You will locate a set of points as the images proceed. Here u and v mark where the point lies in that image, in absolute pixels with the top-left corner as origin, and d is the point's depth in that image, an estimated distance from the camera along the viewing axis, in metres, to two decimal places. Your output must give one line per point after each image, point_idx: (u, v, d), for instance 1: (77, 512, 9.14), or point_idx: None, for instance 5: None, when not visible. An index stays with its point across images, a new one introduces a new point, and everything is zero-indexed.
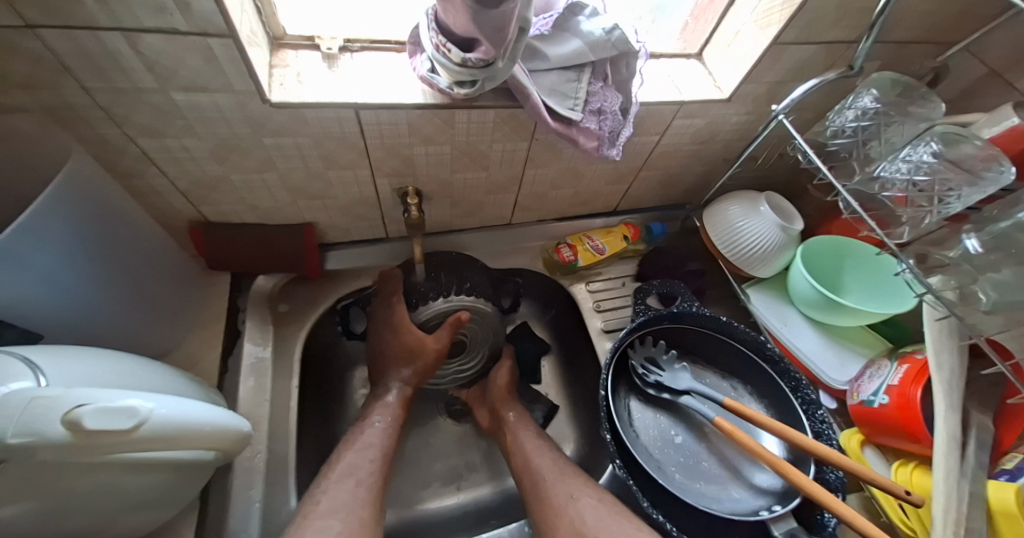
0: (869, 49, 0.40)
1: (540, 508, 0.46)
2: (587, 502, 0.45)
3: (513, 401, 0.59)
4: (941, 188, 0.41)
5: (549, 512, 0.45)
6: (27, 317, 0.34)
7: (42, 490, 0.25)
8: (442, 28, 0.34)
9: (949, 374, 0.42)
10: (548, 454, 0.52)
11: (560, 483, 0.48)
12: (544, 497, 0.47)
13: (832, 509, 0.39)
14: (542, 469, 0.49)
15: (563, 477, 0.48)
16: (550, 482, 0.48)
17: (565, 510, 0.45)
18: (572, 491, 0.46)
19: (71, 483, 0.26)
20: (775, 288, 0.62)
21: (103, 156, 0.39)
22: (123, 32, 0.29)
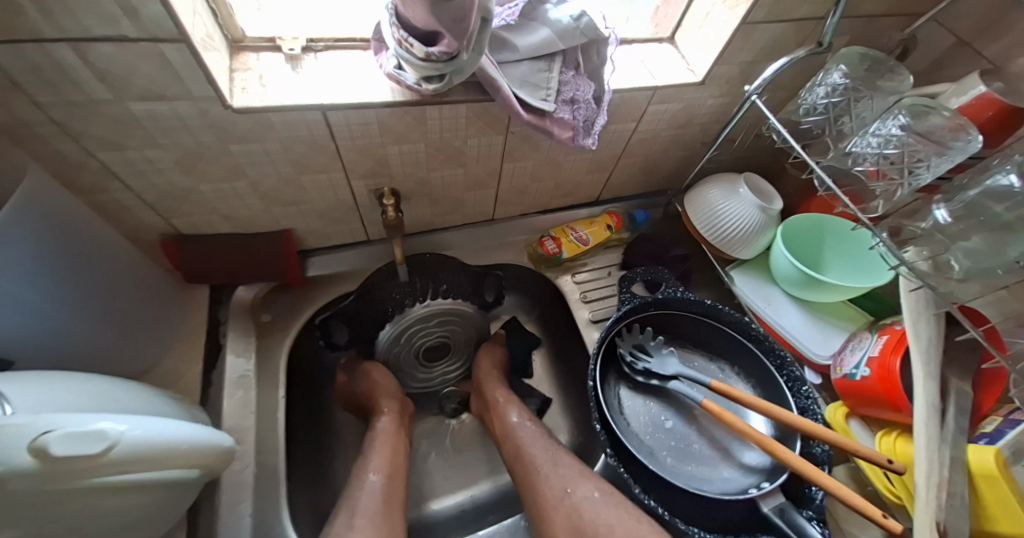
0: (836, 24, 0.40)
1: (537, 501, 0.46)
2: (582, 492, 0.45)
3: (501, 387, 0.60)
4: (910, 159, 0.41)
5: (547, 504, 0.45)
6: None
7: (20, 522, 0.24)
8: (403, 22, 0.34)
9: (926, 342, 0.43)
10: (546, 443, 0.52)
11: (556, 472, 0.48)
12: (541, 490, 0.47)
13: (819, 482, 0.40)
14: (539, 461, 0.49)
15: (558, 468, 0.48)
16: (543, 474, 0.48)
17: (561, 499, 0.45)
18: (566, 481, 0.46)
19: (49, 511, 0.25)
20: (758, 269, 0.63)
21: (62, 173, 0.37)
22: (71, 43, 0.28)
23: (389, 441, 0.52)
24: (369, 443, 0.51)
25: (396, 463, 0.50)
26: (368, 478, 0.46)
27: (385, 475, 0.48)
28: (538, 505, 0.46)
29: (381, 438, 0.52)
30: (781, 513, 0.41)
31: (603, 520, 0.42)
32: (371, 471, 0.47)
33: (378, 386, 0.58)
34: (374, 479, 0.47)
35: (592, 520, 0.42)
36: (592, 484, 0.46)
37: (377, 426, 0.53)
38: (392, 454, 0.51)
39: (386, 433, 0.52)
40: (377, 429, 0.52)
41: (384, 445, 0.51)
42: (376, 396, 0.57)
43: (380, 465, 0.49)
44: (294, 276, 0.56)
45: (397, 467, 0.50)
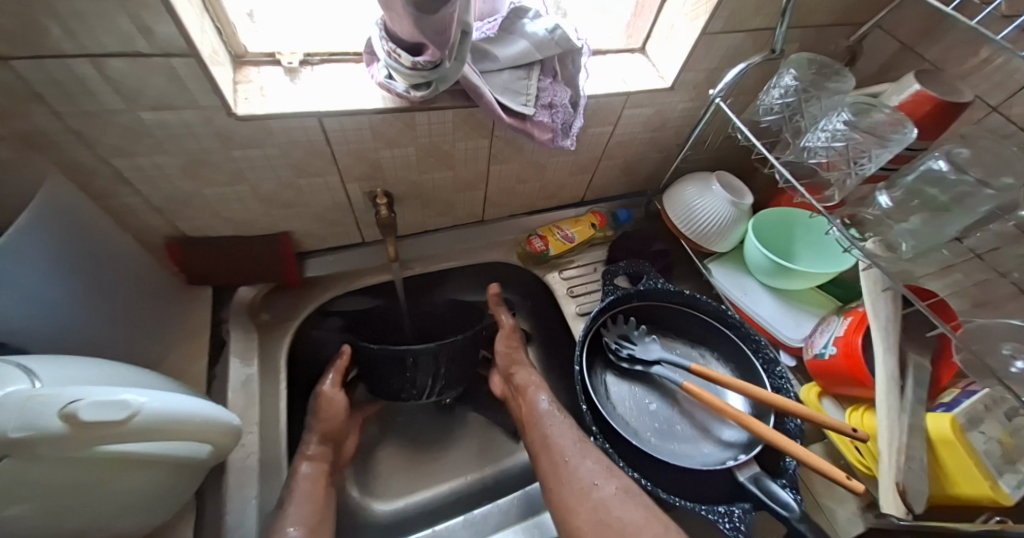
0: (785, 32, 0.45)
1: (562, 491, 0.47)
2: (609, 488, 0.44)
3: (533, 373, 0.61)
4: (856, 151, 0.44)
5: (577, 494, 0.45)
6: (9, 334, 0.35)
7: (39, 496, 0.26)
8: (391, 36, 0.37)
9: (885, 319, 0.47)
10: (575, 435, 0.52)
11: (584, 462, 0.48)
12: (570, 477, 0.47)
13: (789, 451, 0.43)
14: (569, 448, 0.50)
15: (586, 461, 0.48)
16: (568, 465, 0.48)
17: (593, 484, 0.45)
18: (598, 469, 0.47)
19: (69, 480, 0.28)
20: (734, 260, 0.67)
21: (77, 179, 0.40)
22: (90, 58, 0.31)
23: (313, 490, 0.47)
24: (289, 490, 0.46)
25: (319, 516, 0.46)
26: (286, 532, 0.42)
27: (307, 529, 0.44)
28: (571, 493, 0.46)
29: (302, 488, 0.47)
30: (756, 481, 0.44)
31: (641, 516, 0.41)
32: (290, 524, 0.43)
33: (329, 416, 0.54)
34: (293, 534, 0.42)
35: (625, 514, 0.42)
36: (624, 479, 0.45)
37: (298, 473, 0.48)
38: (315, 505, 0.46)
39: (308, 480, 0.48)
40: (298, 476, 0.47)
41: (307, 494, 0.47)
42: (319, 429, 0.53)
43: (301, 517, 0.44)
44: (292, 277, 0.58)
45: (319, 522, 0.46)
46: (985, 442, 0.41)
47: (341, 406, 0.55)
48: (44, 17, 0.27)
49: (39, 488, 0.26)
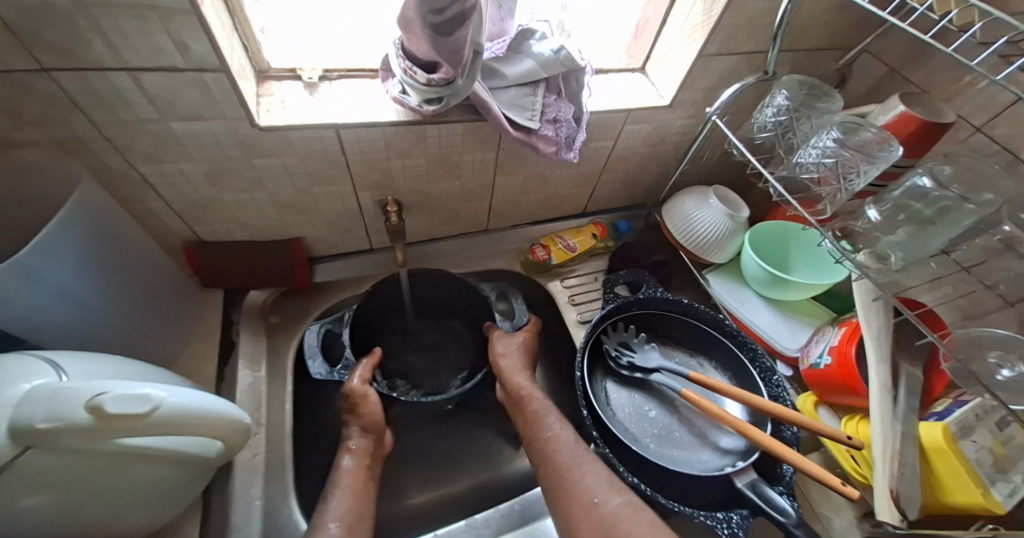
0: (777, 55, 0.48)
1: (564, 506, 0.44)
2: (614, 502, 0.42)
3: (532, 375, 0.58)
4: (845, 168, 0.46)
5: (585, 512, 0.42)
6: (34, 329, 0.36)
7: (61, 484, 0.27)
8: (408, 55, 0.40)
9: (877, 329, 0.48)
10: (578, 446, 0.49)
11: (594, 472, 0.45)
12: (576, 491, 0.44)
13: (785, 458, 0.44)
14: (578, 461, 0.47)
15: (588, 474, 0.45)
16: (575, 472, 0.46)
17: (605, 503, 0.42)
18: (610, 486, 0.44)
19: (89, 471, 0.29)
20: (731, 271, 0.68)
21: (107, 184, 0.42)
22: (129, 71, 0.33)
23: (353, 484, 0.47)
24: (333, 485, 0.46)
25: (361, 508, 0.45)
26: (327, 525, 0.41)
27: (347, 524, 0.42)
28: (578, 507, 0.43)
29: (344, 481, 0.46)
30: (753, 487, 0.44)
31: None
32: (330, 519, 0.42)
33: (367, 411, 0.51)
34: (333, 530, 0.41)
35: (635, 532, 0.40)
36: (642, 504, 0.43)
37: (341, 465, 0.48)
38: (356, 499, 0.45)
39: (351, 474, 0.47)
40: (338, 469, 0.47)
41: (348, 488, 0.46)
42: (357, 422, 0.51)
43: (342, 512, 0.43)
44: (303, 281, 0.60)
45: (362, 515, 0.44)
46: (976, 451, 0.43)
47: (373, 402, 0.52)
48: (88, 30, 0.29)
49: (60, 476, 0.27)
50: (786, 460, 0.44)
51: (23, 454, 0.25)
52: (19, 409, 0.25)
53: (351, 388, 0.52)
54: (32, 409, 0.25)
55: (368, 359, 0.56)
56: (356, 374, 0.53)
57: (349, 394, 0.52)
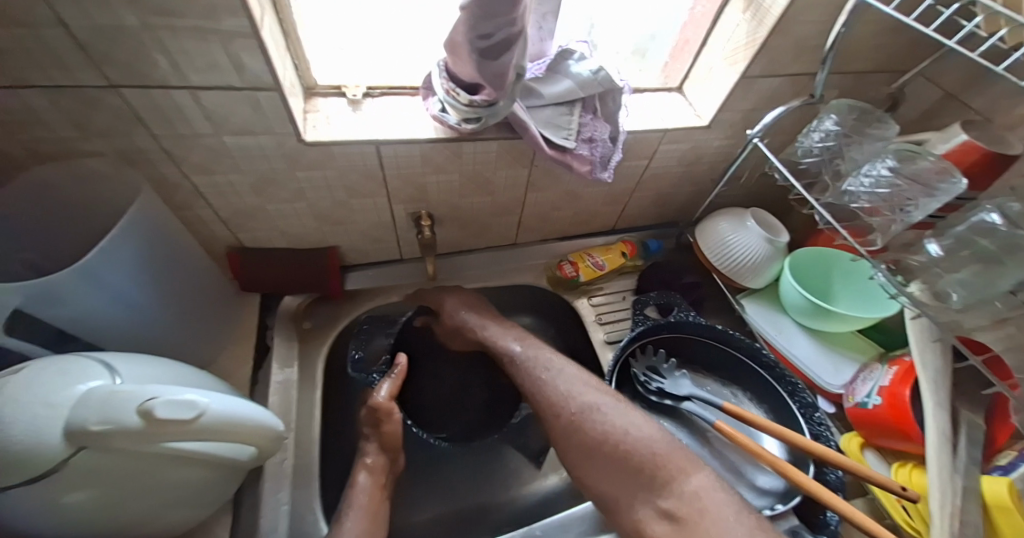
0: (826, 78, 0.45)
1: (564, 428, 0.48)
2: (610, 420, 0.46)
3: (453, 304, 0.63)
4: (901, 198, 0.45)
5: (562, 423, 0.48)
6: (85, 326, 0.38)
7: (101, 480, 0.28)
8: (452, 76, 0.41)
9: (932, 372, 0.45)
10: (542, 362, 0.55)
11: (576, 393, 0.49)
12: (547, 400, 0.51)
13: (829, 505, 0.41)
14: (543, 372, 0.53)
15: (568, 392, 0.50)
16: (560, 397, 0.50)
17: (569, 402, 0.49)
18: (570, 389, 0.50)
19: (131, 471, 0.30)
20: (768, 298, 0.66)
21: (162, 192, 0.45)
22: (189, 89, 0.35)
23: (368, 504, 0.46)
24: (348, 502, 0.46)
25: (375, 529, 0.44)
26: None
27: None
28: (552, 415, 0.50)
29: (359, 501, 0.46)
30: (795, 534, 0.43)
31: (620, 424, 0.46)
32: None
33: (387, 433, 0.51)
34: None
35: (600, 425, 0.46)
36: (601, 395, 0.49)
37: (356, 483, 0.48)
38: (370, 522, 0.45)
39: (365, 493, 0.47)
40: (354, 488, 0.47)
41: (363, 507, 0.46)
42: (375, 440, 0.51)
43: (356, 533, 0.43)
44: (335, 288, 0.61)
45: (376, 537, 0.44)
46: None
47: (397, 420, 0.52)
48: (154, 50, 0.31)
49: (105, 473, 0.28)
50: (830, 507, 0.41)
51: (77, 454, 0.26)
52: (76, 411, 0.27)
53: (378, 403, 0.51)
54: (87, 410, 0.27)
55: (398, 368, 0.56)
56: (385, 387, 0.54)
57: (374, 407, 0.52)
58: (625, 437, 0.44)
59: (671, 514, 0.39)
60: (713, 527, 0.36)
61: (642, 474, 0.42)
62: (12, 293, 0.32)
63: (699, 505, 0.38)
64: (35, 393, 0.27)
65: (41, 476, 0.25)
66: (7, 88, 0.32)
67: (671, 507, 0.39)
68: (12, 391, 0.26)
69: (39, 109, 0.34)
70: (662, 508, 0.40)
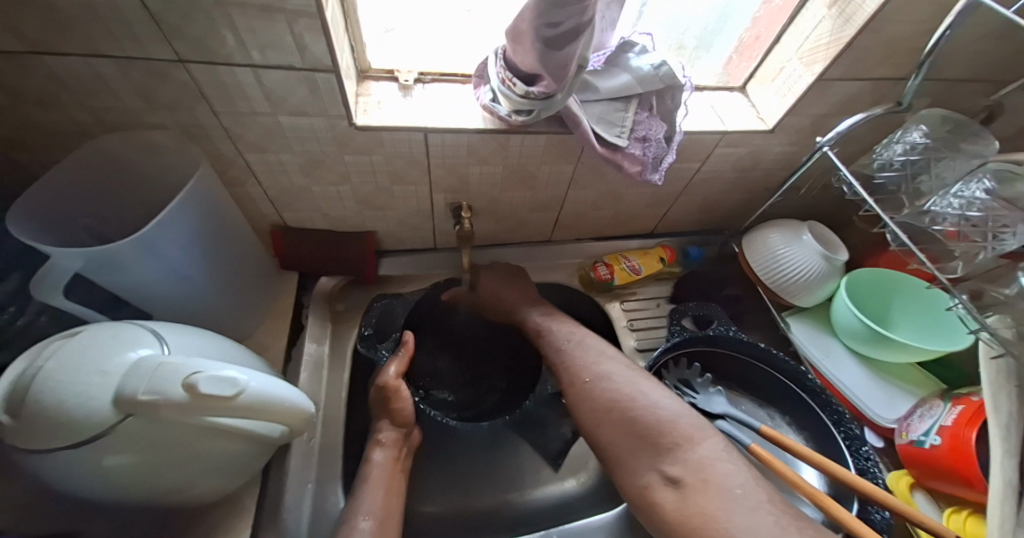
0: (918, 85, 0.41)
1: (577, 390, 0.49)
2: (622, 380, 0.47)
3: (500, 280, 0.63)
4: (994, 223, 0.41)
5: (575, 386, 0.50)
6: (136, 291, 0.40)
7: (145, 448, 0.29)
8: (509, 65, 0.39)
9: (1006, 417, 0.40)
10: (562, 331, 0.56)
11: (592, 360, 0.51)
12: (564, 366, 0.52)
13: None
14: (562, 340, 0.55)
15: (585, 358, 0.52)
16: (578, 364, 0.51)
17: (584, 370, 0.50)
18: (587, 359, 0.51)
19: (174, 440, 0.30)
20: (817, 318, 0.62)
21: (217, 167, 0.46)
22: (252, 68, 0.35)
23: (385, 479, 0.47)
24: (363, 478, 0.46)
25: (391, 506, 0.45)
26: (360, 523, 0.41)
27: (377, 520, 0.42)
28: (568, 382, 0.51)
29: (375, 476, 0.46)
30: None
31: (630, 391, 0.46)
32: (362, 513, 0.42)
33: (397, 409, 0.50)
34: (364, 524, 0.41)
35: (611, 389, 0.47)
36: (615, 365, 0.50)
37: (371, 459, 0.48)
38: (386, 496, 0.45)
39: (381, 468, 0.47)
40: (370, 464, 0.47)
41: (380, 483, 0.46)
42: (388, 417, 0.51)
43: (373, 508, 0.43)
44: (369, 273, 0.62)
45: (391, 512, 0.44)
46: None
47: (405, 398, 0.51)
48: (223, 26, 0.31)
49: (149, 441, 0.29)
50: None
51: (124, 421, 0.27)
52: (129, 379, 0.27)
53: (386, 380, 0.51)
54: (138, 380, 0.27)
55: (403, 346, 0.55)
56: (393, 365, 0.53)
57: (383, 386, 0.51)
58: (633, 403, 0.45)
59: (676, 481, 0.39)
60: (714, 497, 0.36)
61: (649, 438, 0.42)
62: (75, 257, 0.33)
63: (705, 475, 0.38)
64: (90, 360, 0.28)
65: (89, 439, 0.26)
66: (84, 58, 0.33)
67: (677, 474, 0.39)
68: (71, 356, 0.27)
69: (111, 80, 0.35)
70: (668, 474, 0.39)
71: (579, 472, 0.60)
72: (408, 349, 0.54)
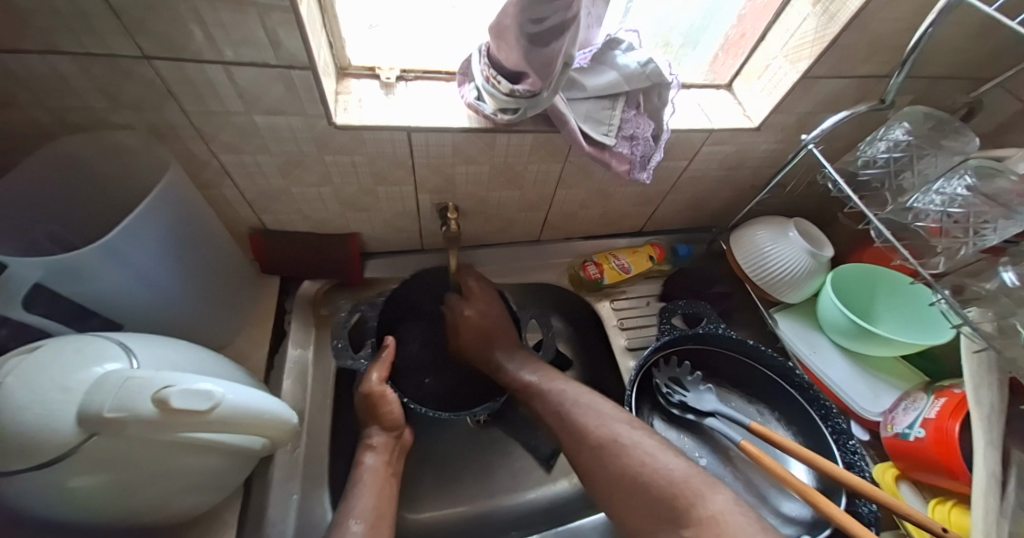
0: (901, 83, 0.41)
1: (585, 456, 0.45)
2: (629, 436, 0.44)
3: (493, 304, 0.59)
4: (976, 220, 0.42)
5: (582, 450, 0.46)
6: (106, 301, 0.38)
7: (111, 470, 0.28)
8: (493, 62, 0.38)
9: (988, 409, 0.41)
10: (562, 388, 0.52)
11: (593, 416, 0.47)
12: (569, 429, 0.48)
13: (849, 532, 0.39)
14: (562, 401, 0.51)
15: (589, 417, 0.48)
16: (580, 423, 0.47)
17: (588, 434, 0.46)
18: (589, 420, 0.47)
19: (142, 460, 0.29)
20: (803, 314, 0.63)
21: (189, 169, 0.44)
22: (223, 65, 0.33)
23: (378, 482, 0.46)
24: (354, 482, 0.45)
25: (383, 508, 0.43)
26: (350, 526, 0.40)
27: (369, 522, 0.41)
28: (575, 447, 0.47)
29: (367, 481, 0.45)
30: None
31: (638, 452, 0.42)
32: (353, 516, 0.41)
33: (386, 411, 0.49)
34: (356, 527, 0.40)
35: (619, 453, 0.43)
36: (618, 423, 0.46)
37: (363, 464, 0.46)
38: (378, 498, 0.44)
39: (372, 473, 0.46)
40: (362, 468, 0.46)
41: (371, 487, 0.45)
42: (376, 422, 0.50)
43: (364, 511, 0.42)
44: (354, 275, 0.60)
45: (383, 515, 0.43)
46: None
47: (393, 401, 0.49)
48: (190, 21, 0.29)
49: (117, 459, 0.27)
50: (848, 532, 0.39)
51: (88, 440, 0.25)
52: (92, 395, 0.26)
53: (370, 388, 0.49)
54: (103, 395, 0.25)
55: (385, 350, 0.52)
56: (375, 371, 0.51)
57: (367, 393, 0.49)
58: (644, 466, 0.41)
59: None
60: None
61: (659, 503, 0.38)
62: (35, 267, 0.31)
63: (717, 530, 0.33)
64: (51, 376, 0.26)
65: (52, 461, 0.24)
66: (39, 54, 0.31)
67: (691, 535, 0.34)
68: (31, 373, 0.26)
69: (70, 78, 0.33)
70: None
71: (571, 473, 0.59)
72: (389, 354, 0.52)
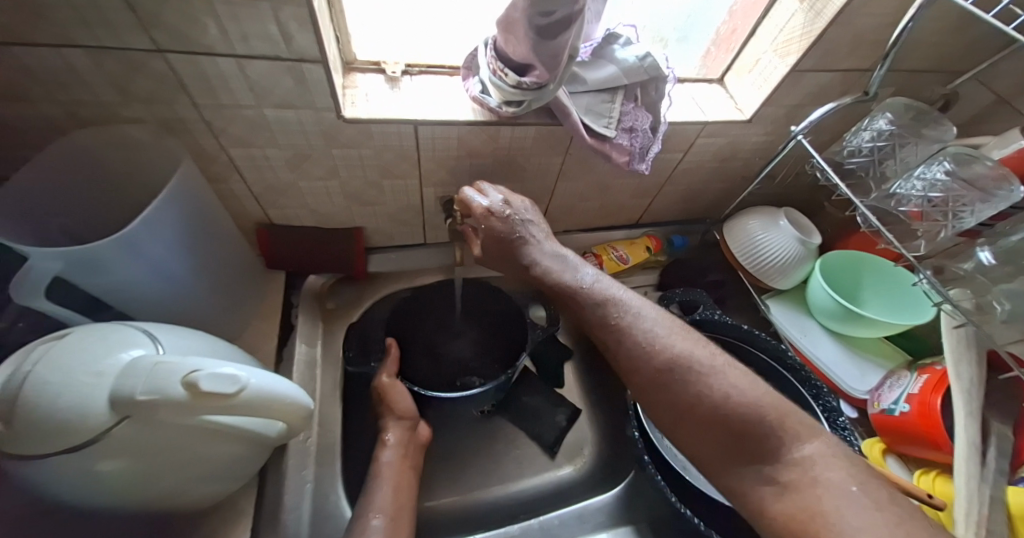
0: (884, 76, 0.43)
1: (650, 375, 0.38)
2: (704, 357, 0.38)
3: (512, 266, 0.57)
4: (955, 203, 0.45)
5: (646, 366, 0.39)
6: (118, 293, 0.38)
7: (138, 455, 0.28)
8: (500, 56, 0.40)
9: (967, 382, 0.43)
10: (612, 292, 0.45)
11: (649, 326, 0.41)
12: (629, 346, 0.40)
13: None
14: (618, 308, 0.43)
15: (653, 328, 0.41)
16: (635, 331, 0.41)
17: (658, 351, 0.39)
18: (654, 336, 0.40)
19: (162, 447, 0.29)
20: (794, 300, 0.66)
21: (200, 163, 0.44)
22: (235, 58, 0.34)
23: (398, 474, 0.46)
24: (375, 475, 0.46)
25: (401, 500, 0.44)
26: (371, 521, 0.40)
27: (389, 516, 0.42)
28: (631, 362, 0.40)
29: (386, 474, 0.46)
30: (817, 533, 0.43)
31: (722, 382, 0.36)
32: (374, 510, 0.42)
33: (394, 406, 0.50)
34: (377, 521, 0.41)
35: (698, 382, 0.36)
36: (687, 340, 0.40)
37: (381, 459, 0.47)
38: (397, 490, 0.45)
39: (391, 467, 0.46)
40: (380, 461, 0.46)
41: (391, 480, 0.45)
42: (387, 413, 0.51)
43: (385, 504, 0.43)
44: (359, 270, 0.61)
45: (402, 506, 0.43)
46: None
47: (402, 393, 0.51)
48: (204, 14, 0.30)
49: (144, 445, 0.28)
50: None
51: (121, 424, 0.26)
52: (122, 380, 0.26)
53: (380, 384, 0.51)
54: (133, 380, 0.26)
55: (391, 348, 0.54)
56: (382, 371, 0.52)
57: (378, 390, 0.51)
58: (729, 395, 0.35)
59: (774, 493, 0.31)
60: (829, 497, 0.29)
61: (744, 436, 0.33)
62: (55, 258, 0.31)
63: (814, 473, 0.30)
64: (81, 362, 0.26)
65: (84, 444, 0.25)
66: (52, 47, 0.31)
67: (774, 473, 0.32)
68: (62, 359, 0.26)
69: (83, 70, 0.33)
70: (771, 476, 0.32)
71: (575, 458, 0.61)
72: (394, 352, 0.53)
